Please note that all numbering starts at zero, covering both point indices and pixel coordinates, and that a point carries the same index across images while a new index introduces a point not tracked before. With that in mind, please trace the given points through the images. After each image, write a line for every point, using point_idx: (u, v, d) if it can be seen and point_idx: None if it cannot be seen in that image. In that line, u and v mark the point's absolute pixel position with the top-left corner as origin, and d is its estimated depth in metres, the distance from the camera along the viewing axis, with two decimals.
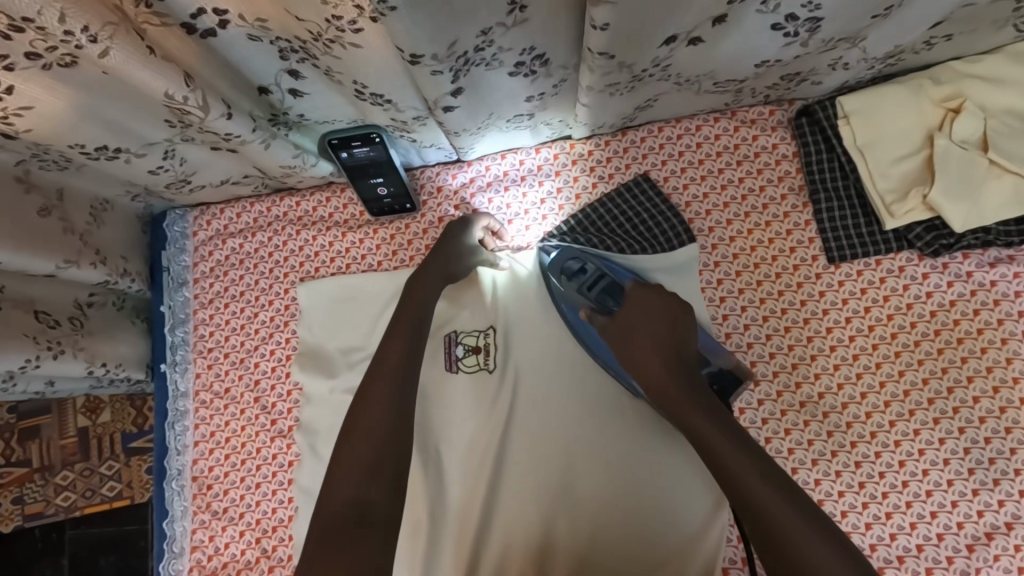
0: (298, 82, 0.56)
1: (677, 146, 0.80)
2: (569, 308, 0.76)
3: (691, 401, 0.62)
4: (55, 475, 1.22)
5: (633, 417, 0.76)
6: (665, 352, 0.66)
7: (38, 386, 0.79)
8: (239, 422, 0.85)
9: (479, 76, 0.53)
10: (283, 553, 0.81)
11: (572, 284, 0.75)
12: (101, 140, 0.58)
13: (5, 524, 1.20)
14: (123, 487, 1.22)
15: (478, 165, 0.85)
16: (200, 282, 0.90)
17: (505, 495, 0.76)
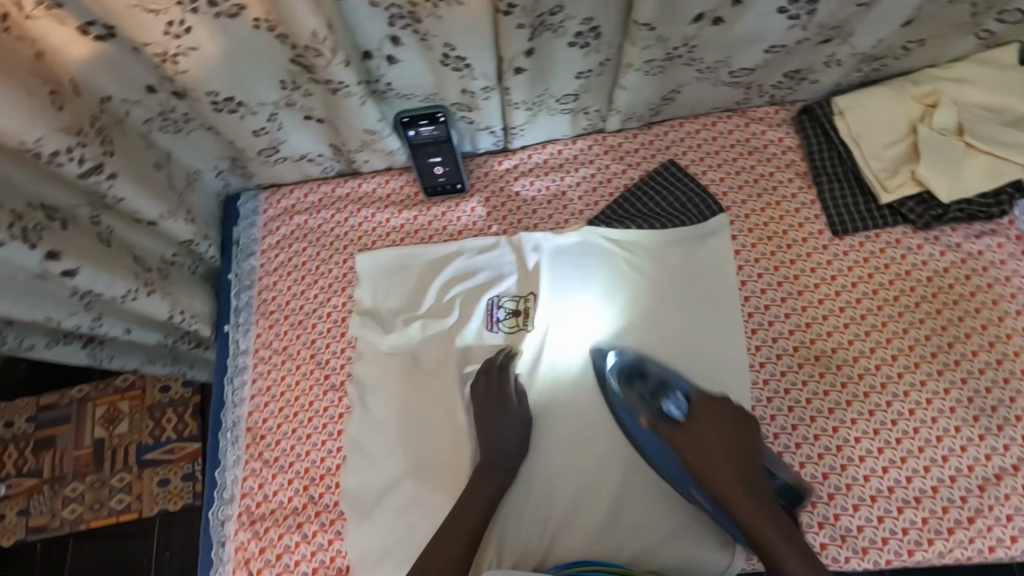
0: (396, 48, 0.70)
1: (695, 139, 0.93)
2: (616, 389, 0.80)
3: (752, 505, 0.72)
4: (63, 487, 1.50)
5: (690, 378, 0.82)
6: (732, 459, 0.75)
7: (116, 332, 0.88)
8: (294, 377, 0.92)
9: (547, 41, 0.69)
10: (329, 499, 0.85)
11: (632, 390, 0.80)
12: (230, 91, 0.72)
13: (11, 534, 1.47)
14: (131, 500, 1.48)
15: (522, 154, 0.97)
16: (267, 253, 0.99)
17: (543, 465, 0.82)
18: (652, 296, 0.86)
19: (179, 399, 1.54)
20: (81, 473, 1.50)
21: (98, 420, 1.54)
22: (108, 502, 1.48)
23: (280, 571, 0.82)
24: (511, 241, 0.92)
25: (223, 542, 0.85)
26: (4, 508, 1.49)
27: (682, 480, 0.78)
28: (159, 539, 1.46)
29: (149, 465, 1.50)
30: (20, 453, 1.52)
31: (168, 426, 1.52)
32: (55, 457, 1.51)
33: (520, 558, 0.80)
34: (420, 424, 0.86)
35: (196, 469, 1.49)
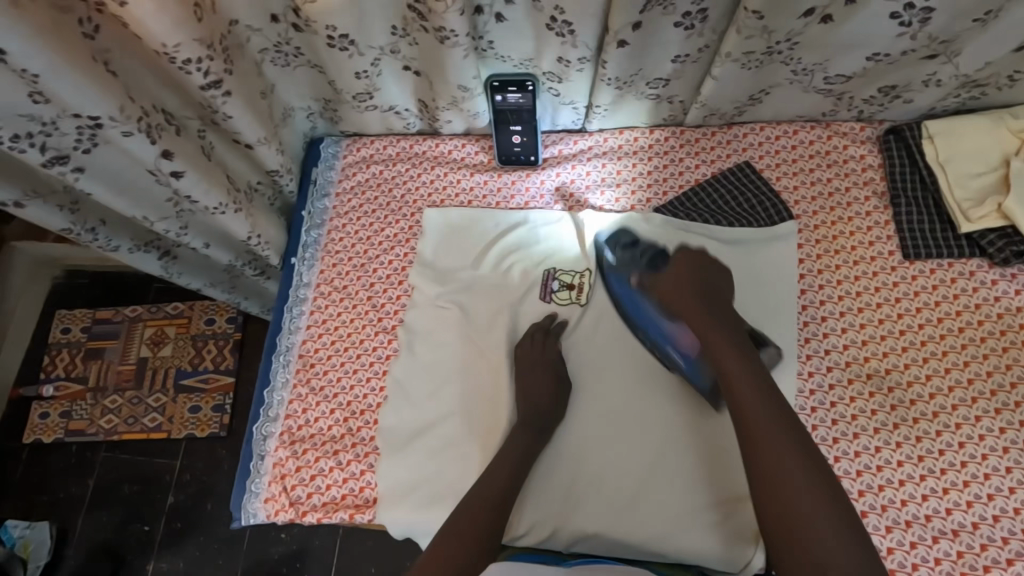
0: (507, 6, 0.76)
1: (773, 145, 0.93)
2: (618, 280, 0.89)
3: (731, 354, 0.74)
4: (104, 398, 1.59)
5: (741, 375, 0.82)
6: (727, 331, 0.77)
7: (196, 245, 0.94)
8: (350, 315, 0.96)
9: (656, 16, 0.72)
10: (366, 433, 0.89)
11: (623, 257, 0.89)
12: (347, 30, 0.77)
13: (50, 434, 1.56)
14: (163, 420, 1.56)
15: (598, 136, 0.98)
16: (340, 195, 1.03)
17: (576, 441, 0.84)
18: None
19: (221, 333, 1.62)
20: (122, 386, 1.59)
21: (145, 341, 1.63)
22: (142, 419, 1.56)
23: (311, 493, 0.86)
24: (575, 218, 0.94)
25: (262, 456, 0.89)
26: (48, 408, 1.58)
27: (660, 336, 0.85)
28: (183, 461, 1.53)
29: (184, 390, 1.58)
30: (71, 359, 1.62)
31: (207, 356, 1.60)
32: (101, 368, 1.61)
33: (542, 520, 0.81)
34: (462, 377, 0.89)
35: (227, 401, 1.56)
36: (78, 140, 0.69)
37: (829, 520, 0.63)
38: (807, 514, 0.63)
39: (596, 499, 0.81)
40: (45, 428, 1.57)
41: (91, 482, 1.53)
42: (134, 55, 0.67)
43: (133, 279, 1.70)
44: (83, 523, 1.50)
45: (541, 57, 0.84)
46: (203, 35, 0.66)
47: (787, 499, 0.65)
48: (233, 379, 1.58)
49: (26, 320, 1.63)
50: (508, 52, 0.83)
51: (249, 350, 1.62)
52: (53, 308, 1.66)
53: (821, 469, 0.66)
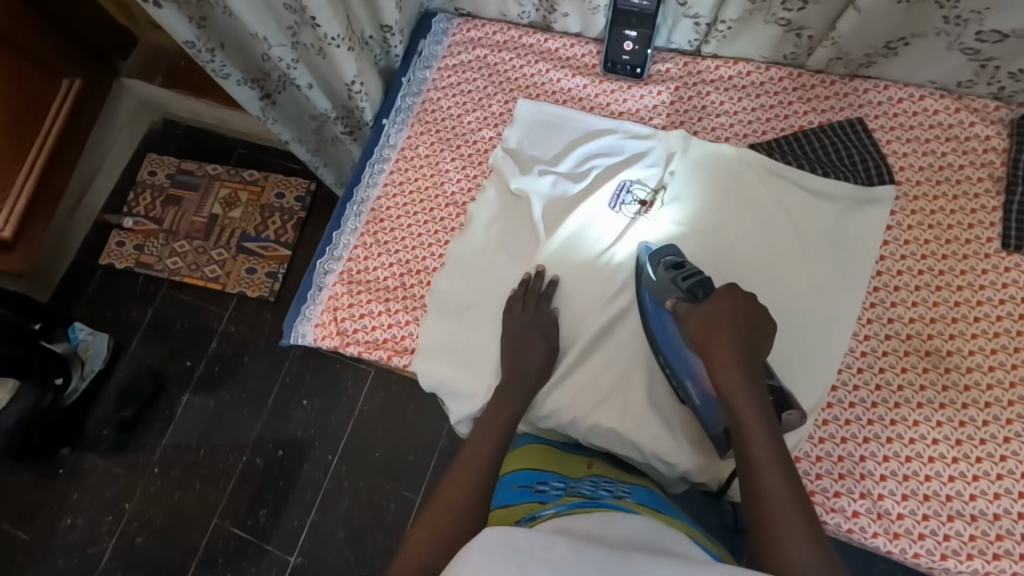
0: None
1: (893, 107, 0.88)
2: (651, 296, 0.83)
3: (747, 394, 0.71)
4: (174, 242, 1.72)
5: (790, 321, 0.81)
6: (748, 384, 0.72)
7: (302, 84, 0.98)
8: (426, 183, 1.00)
9: None
10: (418, 291, 0.94)
11: (665, 274, 0.83)
12: None
13: (122, 262, 1.70)
14: (222, 273, 1.67)
15: (711, 62, 0.96)
16: (441, 70, 1.06)
17: (612, 345, 0.86)
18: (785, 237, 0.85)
19: (287, 211, 1.71)
20: (191, 236, 1.72)
21: (220, 198, 1.75)
22: (203, 269, 1.68)
23: (357, 329, 0.92)
24: (665, 136, 0.93)
25: (320, 288, 0.95)
26: (125, 239, 1.72)
27: (682, 370, 0.80)
28: (230, 314, 1.64)
29: (244, 252, 1.69)
30: (153, 201, 1.75)
31: (271, 227, 1.70)
32: (177, 215, 1.74)
33: (565, 403, 0.84)
34: (518, 261, 0.92)
35: (280, 271, 1.66)
36: None
37: (807, 524, 0.63)
38: (782, 518, 0.63)
39: (618, 399, 0.83)
40: (119, 255, 1.70)
41: (149, 311, 1.66)
42: None
43: (220, 140, 1.81)
44: (136, 345, 1.62)
45: None
46: None
47: (770, 497, 0.65)
48: (290, 254, 1.67)
49: (123, 153, 1.76)
50: None
51: (311, 228, 1.70)
52: (147, 150, 1.80)
53: (798, 495, 0.65)
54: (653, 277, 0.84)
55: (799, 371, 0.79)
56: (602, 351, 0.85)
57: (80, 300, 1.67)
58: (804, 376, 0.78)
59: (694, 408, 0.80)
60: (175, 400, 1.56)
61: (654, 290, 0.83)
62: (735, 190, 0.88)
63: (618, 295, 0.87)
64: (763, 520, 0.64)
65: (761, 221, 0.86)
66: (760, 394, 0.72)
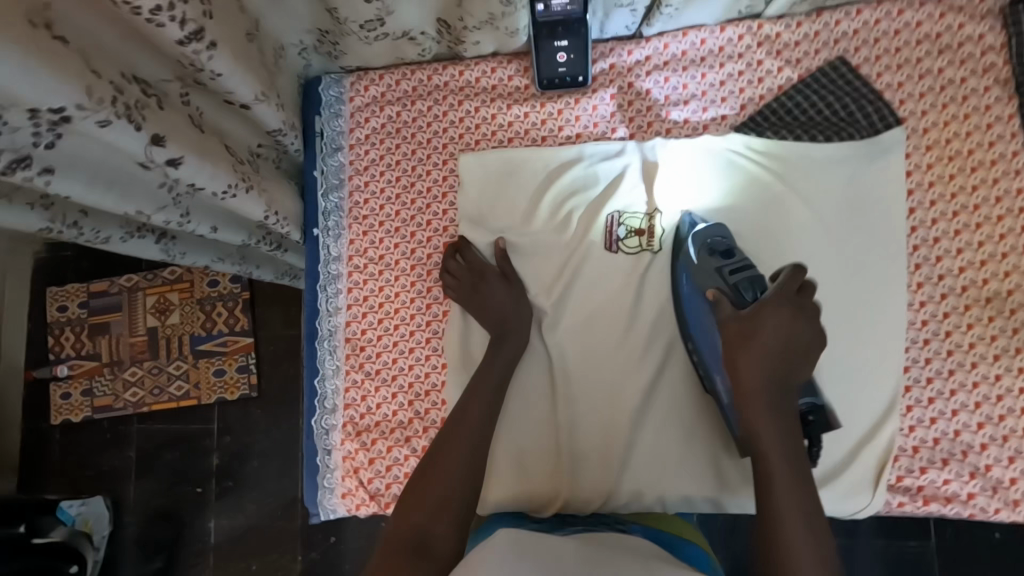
0: None
1: (873, 32, 0.77)
2: (688, 280, 0.74)
3: (772, 424, 0.63)
4: (122, 371, 1.51)
5: (842, 317, 0.74)
6: (778, 413, 0.63)
7: (203, 231, 0.80)
8: (393, 288, 0.86)
9: None
10: (436, 416, 0.82)
11: (709, 260, 0.72)
12: None
13: (76, 415, 1.50)
14: (190, 388, 1.49)
15: (657, 41, 0.81)
16: (355, 148, 0.88)
17: (666, 402, 0.78)
18: (806, 223, 0.76)
19: (228, 295, 1.50)
20: (139, 359, 1.50)
21: (150, 308, 1.51)
22: (167, 389, 1.49)
23: (389, 483, 0.81)
24: (639, 147, 0.80)
25: (329, 450, 0.83)
26: (70, 387, 1.50)
27: (711, 364, 0.72)
28: (218, 424, 1.48)
29: (203, 356, 1.49)
30: (76, 337, 1.51)
31: (223, 317, 1.49)
32: (111, 344, 1.50)
33: (640, 482, 0.76)
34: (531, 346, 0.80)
35: (250, 361, 1.48)
36: (37, 135, 0.54)
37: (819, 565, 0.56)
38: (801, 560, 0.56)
39: (692, 457, 0.76)
40: (69, 408, 1.50)
41: (131, 453, 1.49)
42: (83, 12, 0.49)
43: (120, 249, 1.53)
44: (134, 488, 1.48)
45: None
46: None
47: (789, 542, 0.57)
48: (253, 339, 1.48)
49: (16, 305, 1.49)
50: None
51: (262, 309, 1.50)
52: (40, 286, 1.53)
53: (816, 538, 0.58)
54: (694, 258, 0.73)
55: (869, 366, 0.73)
56: (658, 412, 0.77)
57: (50, 470, 1.49)
58: (876, 370, 0.73)
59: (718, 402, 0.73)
60: (203, 530, 1.45)
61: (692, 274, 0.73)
62: (739, 195, 0.78)
63: (654, 347, 0.78)
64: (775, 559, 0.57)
65: (777, 217, 0.77)
66: (786, 427, 0.63)
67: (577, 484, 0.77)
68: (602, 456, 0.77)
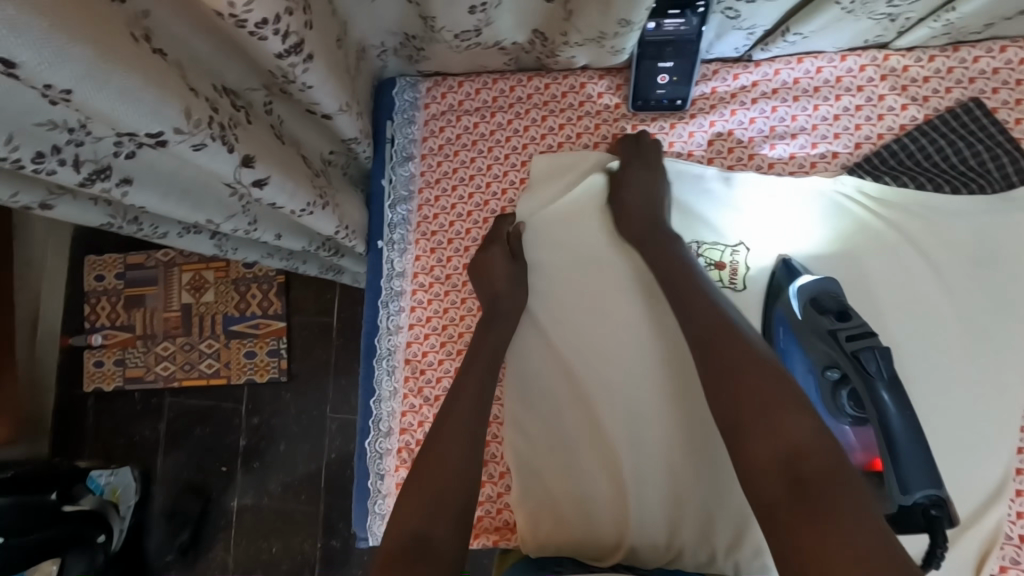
0: None
1: (1015, 72, 0.69)
2: (787, 332, 0.69)
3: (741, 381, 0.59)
4: (155, 345, 1.50)
5: (954, 388, 0.68)
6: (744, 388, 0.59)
7: (267, 238, 0.76)
8: (458, 310, 0.81)
9: None
10: (496, 449, 0.78)
11: (819, 319, 0.64)
12: None
13: (108, 384, 1.49)
14: (220, 367, 1.47)
15: (768, 66, 0.74)
16: (427, 158, 0.83)
17: None
18: (919, 281, 0.70)
19: (263, 277, 1.47)
20: (172, 333, 1.49)
21: (186, 283, 1.49)
22: (199, 366, 1.48)
23: None
24: (735, 180, 0.74)
25: (382, 476, 0.80)
26: (102, 356, 1.50)
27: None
28: (247, 407, 1.47)
29: (235, 336, 1.47)
30: (112, 307, 1.50)
31: (253, 302, 1.47)
32: (146, 317, 1.49)
33: (712, 539, 0.72)
34: (602, 386, 0.75)
35: (281, 346, 1.46)
36: (118, 145, 0.50)
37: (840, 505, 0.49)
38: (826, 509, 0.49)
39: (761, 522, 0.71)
40: (102, 379, 1.50)
41: (162, 426, 1.49)
42: (182, 21, 0.44)
43: None
44: (162, 461, 1.47)
45: None
46: None
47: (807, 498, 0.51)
48: (285, 322, 1.46)
49: (57, 270, 1.48)
50: None
51: (296, 293, 1.47)
52: (81, 254, 1.51)
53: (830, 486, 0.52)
54: (798, 314, 0.66)
55: (982, 443, 0.67)
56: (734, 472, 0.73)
57: (81, 441, 1.49)
58: (986, 450, 0.67)
59: None
60: (225, 509, 1.44)
61: (792, 327, 0.68)
62: (843, 242, 0.71)
63: None
64: (788, 521, 0.51)
65: (887, 271, 0.70)
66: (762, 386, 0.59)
67: (643, 538, 0.73)
68: (672, 511, 0.73)
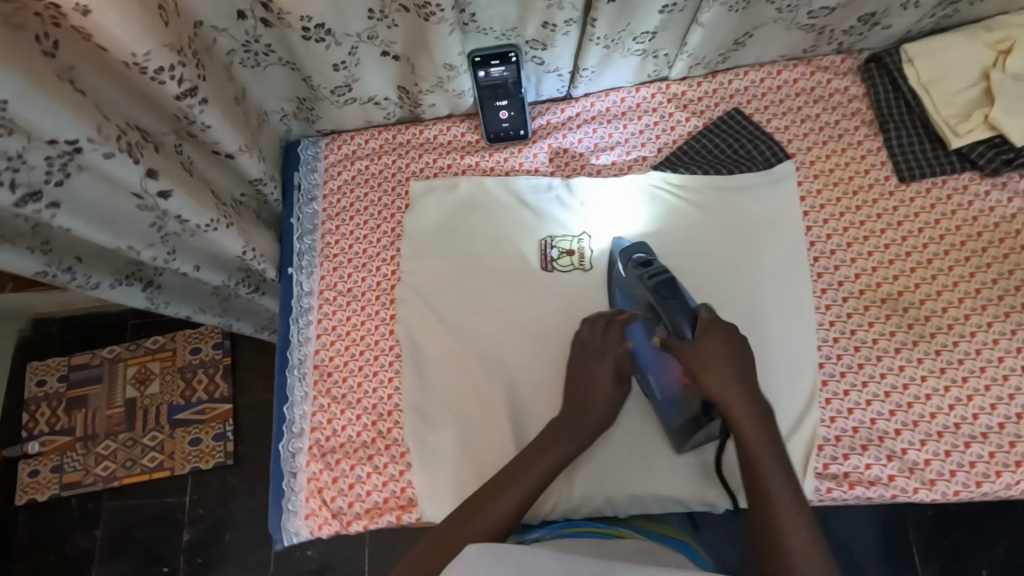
0: None
1: (759, 88, 0.93)
2: (624, 295, 0.85)
3: (768, 439, 0.72)
4: (95, 445, 1.50)
5: (760, 320, 0.83)
6: (767, 446, 0.72)
7: (187, 269, 0.89)
8: (360, 317, 0.94)
9: None
10: (398, 433, 0.87)
11: (634, 273, 0.81)
12: (323, 17, 0.70)
13: (43, 492, 1.47)
14: (164, 458, 1.49)
15: (585, 101, 0.97)
16: (328, 197, 0.99)
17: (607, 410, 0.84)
18: (722, 243, 0.87)
19: (209, 361, 1.55)
20: (113, 432, 1.51)
21: (129, 378, 1.54)
22: (140, 461, 1.49)
23: (352, 501, 0.84)
24: (572, 185, 0.93)
25: (295, 473, 0.87)
26: (37, 465, 1.49)
27: (646, 365, 0.82)
28: (191, 496, 1.47)
29: (179, 425, 1.51)
30: (52, 411, 1.52)
31: (198, 386, 1.53)
32: (87, 417, 1.52)
33: (591, 487, 0.81)
34: (484, 362, 0.88)
35: (227, 429, 1.50)
36: (48, 173, 0.64)
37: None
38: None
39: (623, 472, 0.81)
40: (37, 487, 1.48)
41: (98, 533, 1.46)
42: (101, 75, 0.61)
43: (105, 322, 1.60)
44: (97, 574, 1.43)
45: (525, 26, 0.80)
46: (172, 39, 0.60)
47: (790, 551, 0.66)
48: (231, 405, 1.52)
49: None
50: (490, 22, 0.79)
51: (241, 372, 1.55)
52: (22, 359, 1.57)
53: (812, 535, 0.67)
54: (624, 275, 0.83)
55: (791, 361, 0.81)
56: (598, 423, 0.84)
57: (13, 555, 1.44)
58: (795, 367, 0.80)
59: (655, 401, 0.81)
60: None
61: (625, 288, 0.84)
62: (660, 219, 0.89)
63: None
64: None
65: (696, 238, 0.88)
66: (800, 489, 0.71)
67: None
68: None
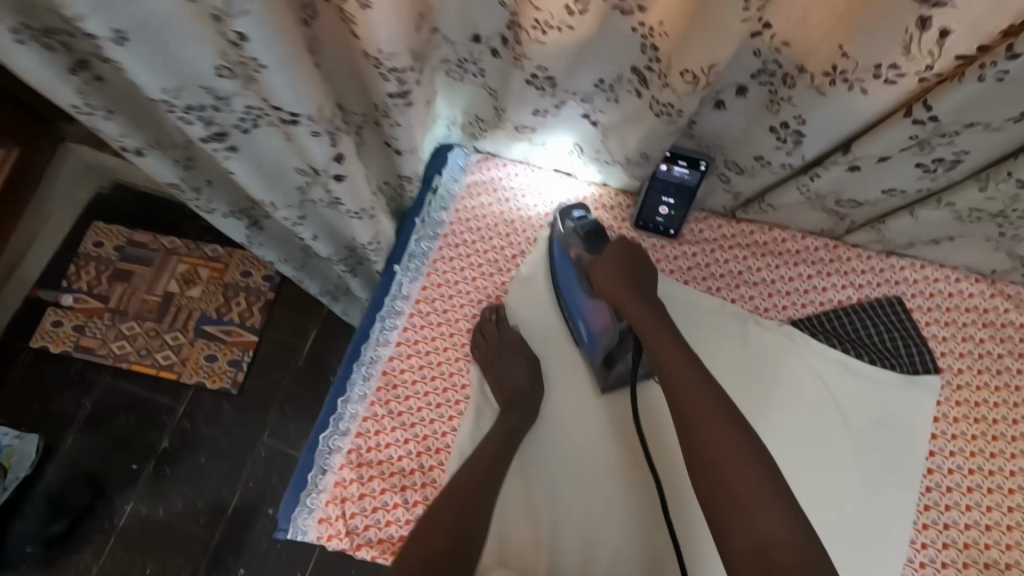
0: (738, 96, 0.70)
1: (930, 286, 0.87)
2: (560, 247, 0.91)
3: (658, 330, 0.75)
4: (120, 322, 1.43)
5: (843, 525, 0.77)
6: (664, 335, 0.75)
7: (305, 235, 0.87)
8: (444, 342, 0.91)
9: (903, 155, 0.67)
10: (438, 475, 0.83)
11: (571, 227, 0.91)
12: (558, 72, 0.69)
13: (56, 346, 1.40)
14: (176, 361, 1.40)
15: (745, 226, 0.92)
16: (460, 212, 0.97)
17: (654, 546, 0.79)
18: (835, 429, 0.82)
19: (254, 288, 1.46)
20: (142, 316, 1.43)
21: (177, 274, 1.47)
22: (154, 354, 1.40)
23: (368, 525, 0.81)
24: (703, 303, 0.88)
25: (324, 471, 0.84)
26: (64, 317, 1.42)
27: (574, 310, 0.88)
28: (185, 409, 1.37)
29: (203, 336, 1.42)
30: (96, 273, 1.46)
31: (235, 308, 1.44)
32: (125, 293, 1.45)
33: None
34: (545, 437, 0.84)
35: (245, 358, 1.40)
36: (241, 119, 0.63)
37: (785, 519, 0.59)
38: (746, 499, 0.60)
39: None
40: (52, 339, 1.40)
41: (87, 405, 1.37)
42: (334, 47, 0.61)
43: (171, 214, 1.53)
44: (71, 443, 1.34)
45: (733, 148, 0.78)
46: (416, 44, 0.60)
47: (708, 430, 0.65)
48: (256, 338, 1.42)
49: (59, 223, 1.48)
50: (705, 131, 0.78)
51: (279, 310, 1.46)
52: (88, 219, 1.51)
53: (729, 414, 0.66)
54: (562, 230, 0.92)
55: None
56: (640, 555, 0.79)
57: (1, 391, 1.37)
58: None
59: (581, 344, 0.87)
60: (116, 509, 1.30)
61: (559, 240, 0.91)
62: (778, 372, 0.84)
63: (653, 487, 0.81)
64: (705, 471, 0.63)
65: (807, 408, 0.83)
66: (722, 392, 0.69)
67: None
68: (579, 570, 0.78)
